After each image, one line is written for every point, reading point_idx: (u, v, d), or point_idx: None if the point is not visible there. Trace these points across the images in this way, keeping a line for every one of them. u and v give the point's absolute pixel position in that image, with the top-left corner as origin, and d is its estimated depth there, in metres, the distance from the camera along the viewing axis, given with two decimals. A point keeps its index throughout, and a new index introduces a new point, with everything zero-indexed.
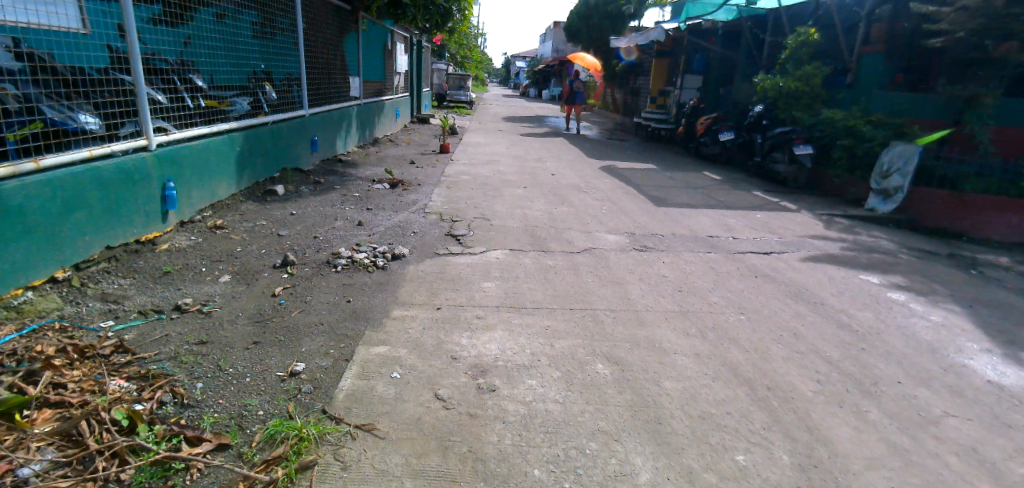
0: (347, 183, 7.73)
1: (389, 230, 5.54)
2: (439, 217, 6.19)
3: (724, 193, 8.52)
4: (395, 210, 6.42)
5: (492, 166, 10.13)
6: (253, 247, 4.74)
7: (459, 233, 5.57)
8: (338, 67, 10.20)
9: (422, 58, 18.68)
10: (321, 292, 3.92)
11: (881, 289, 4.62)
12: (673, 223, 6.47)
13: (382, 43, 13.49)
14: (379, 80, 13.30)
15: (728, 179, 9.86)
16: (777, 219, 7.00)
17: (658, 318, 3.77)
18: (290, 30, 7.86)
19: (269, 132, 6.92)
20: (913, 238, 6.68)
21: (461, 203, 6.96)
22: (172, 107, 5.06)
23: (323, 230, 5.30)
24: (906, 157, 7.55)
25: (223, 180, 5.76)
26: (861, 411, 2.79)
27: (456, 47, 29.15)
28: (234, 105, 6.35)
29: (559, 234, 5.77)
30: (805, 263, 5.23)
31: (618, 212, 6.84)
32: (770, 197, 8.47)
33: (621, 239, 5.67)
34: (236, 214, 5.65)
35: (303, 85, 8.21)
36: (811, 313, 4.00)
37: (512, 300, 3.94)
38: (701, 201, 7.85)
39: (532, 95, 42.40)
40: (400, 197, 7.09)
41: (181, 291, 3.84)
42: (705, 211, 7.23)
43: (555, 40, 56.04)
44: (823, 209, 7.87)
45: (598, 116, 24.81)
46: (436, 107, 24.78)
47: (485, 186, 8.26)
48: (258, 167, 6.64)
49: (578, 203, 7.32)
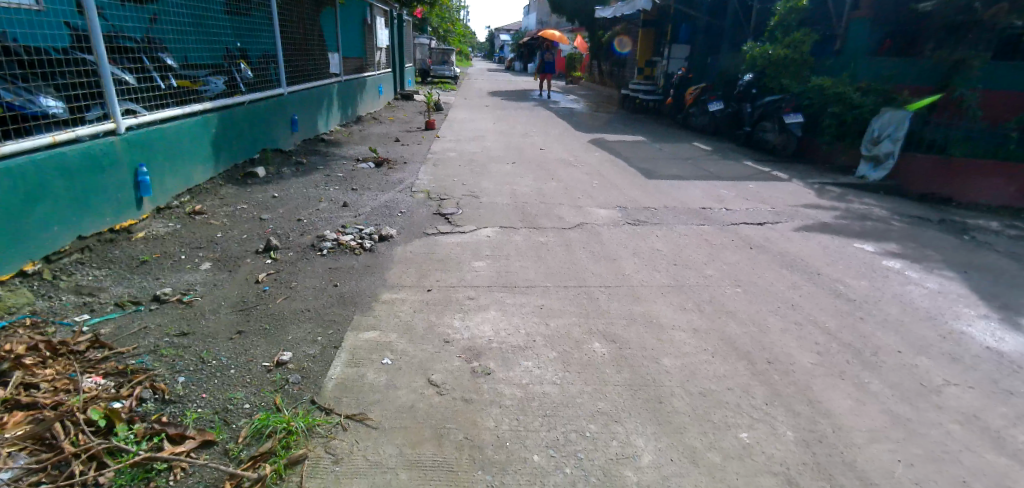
0: (330, 162, 7.53)
1: (376, 211, 5.41)
2: (426, 196, 6.05)
3: (714, 164, 8.45)
4: (381, 189, 6.26)
5: (479, 141, 9.95)
6: (234, 232, 4.57)
7: (447, 212, 5.45)
8: (316, 44, 9.92)
9: (403, 33, 18.24)
10: (308, 277, 3.78)
11: (876, 257, 4.59)
12: (664, 195, 6.39)
13: (361, 17, 13.11)
14: (358, 56, 12.95)
15: (718, 149, 9.77)
16: (768, 189, 6.93)
17: (653, 293, 3.70)
18: (263, 7, 7.57)
19: (245, 112, 6.69)
20: (904, 204, 6.67)
21: (448, 181, 6.81)
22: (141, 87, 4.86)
23: (307, 212, 5.14)
24: (894, 124, 7.70)
25: (200, 163, 5.56)
26: (862, 382, 2.74)
27: (437, 20, 28.48)
28: (207, 85, 6.16)
29: (550, 209, 5.67)
30: (797, 234, 5.19)
31: (609, 186, 6.74)
32: (760, 167, 8.39)
33: (613, 214, 5.57)
34: (216, 198, 5.45)
35: (279, 63, 7.94)
36: (807, 283, 3.97)
37: (504, 279, 3.83)
38: (691, 172, 7.76)
39: (518, 69, 41.70)
40: (386, 176, 6.91)
41: (161, 282, 3.68)
42: (696, 182, 7.15)
43: (539, 11, 55.06)
44: (813, 178, 7.84)
45: (585, 88, 24.47)
46: (419, 83, 24.26)
47: (473, 162, 8.11)
48: (235, 148, 6.40)
49: (568, 177, 7.19)
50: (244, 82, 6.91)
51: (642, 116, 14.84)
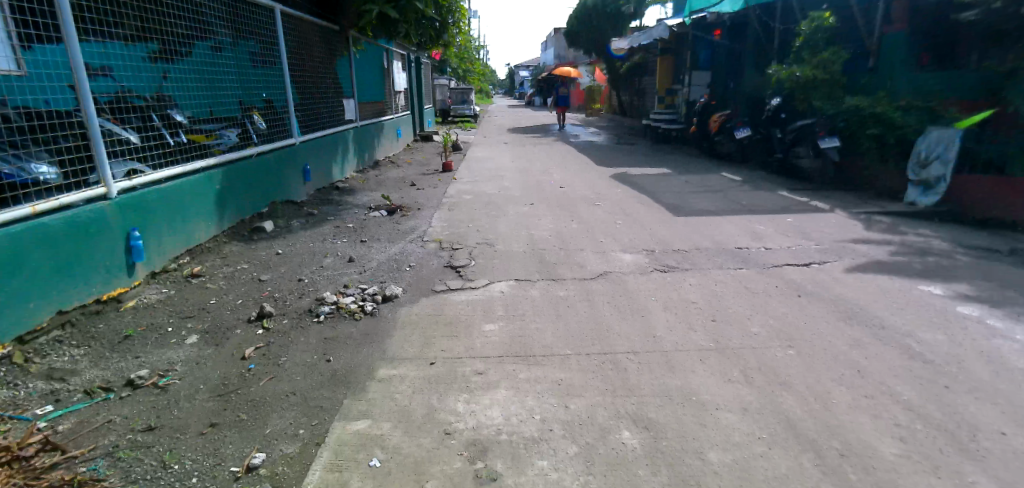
0: (341, 212, 7.28)
1: (383, 265, 5.07)
2: (438, 246, 5.71)
3: (747, 196, 7.93)
4: (391, 240, 5.94)
5: (497, 181, 9.64)
6: (229, 297, 4.21)
7: (458, 264, 5.07)
8: (331, 91, 9.86)
9: (421, 74, 18.29)
10: (299, 349, 3.39)
11: (948, 303, 4.10)
12: (695, 234, 5.91)
13: (377, 61, 13.13)
14: (376, 100, 12.91)
15: (750, 179, 9.25)
16: (809, 222, 6.40)
17: (691, 360, 3.22)
18: (273, 57, 7.46)
19: (254, 164, 6.47)
20: (964, 233, 6.05)
21: (462, 227, 6.47)
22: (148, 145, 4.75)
23: (309, 270, 4.80)
24: (944, 144, 7.10)
25: (202, 221, 5.30)
26: (964, 482, 2.23)
27: (456, 60, 28.79)
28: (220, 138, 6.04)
29: (571, 256, 5.24)
30: (850, 276, 4.64)
31: (634, 226, 6.28)
32: (798, 197, 7.84)
33: (639, 259, 5.10)
34: (217, 257, 5.16)
35: (291, 112, 7.79)
36: (872, 341, 3.50)
37: (517, 347, 3.37)
38: (723, 206, 7.26)
39: (538, 103, 41.82)
40: (398, 225, 6.61)
41: (139, 361, 3.31)
42: (729, 217, 6.65)
43: (557, 46, 55.67)
44: (858, 207, 7.26)
45: (605, 120, 24.22)
46: (439, 123, 24.35)
47: (489, 205, 7.77)
48: (242, 202, 6.16)
49: (590, 218, 6.76)
50: (256, 133, 6.76)
51: (666, 146, 14.41)
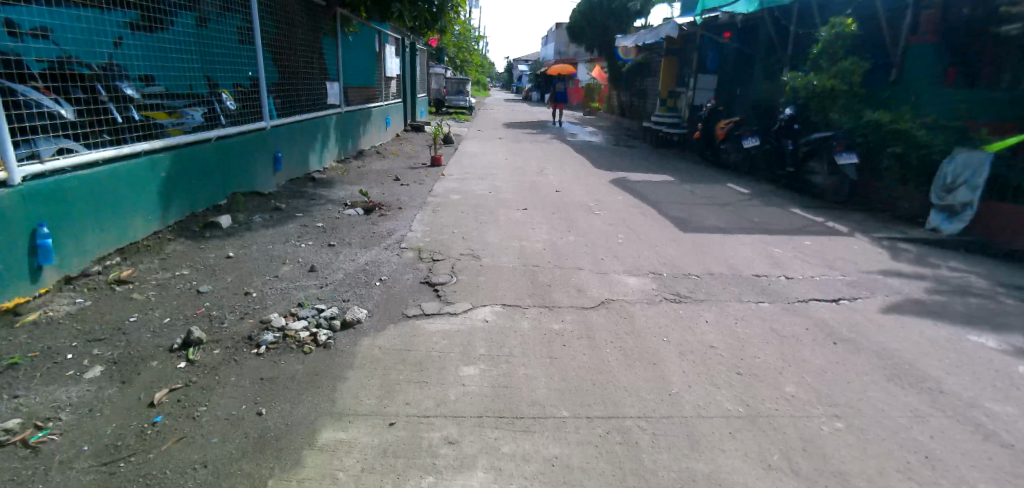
0: (312, 208, 6.55)
1: (349, 278, 4.37)
2: (416, 255, 5.02)
3: (758, 213, 7.32)
4: (364, 245, 5.23)
5: (488, 180, 8.95)
6: (155, 315, 3.49)
7: (437, 280, 4.38)
8: (314, 73, 9.11)
9: (416, 62, 17.52)
10: (225, 396, 2.68)
11: (1006, 359, 3.48)
12: (707, 256, 5.28)
13: (369, 45, 12.36)
14: (366, 85, 12.16)
15: (758, 193, 8.65)
16: (830, 247, 5.80)
17: (719, 434, 2.57)
18: (245, 31, 6.65)
19: (212, 150, 5.69)
20: (1000, 268, 5.46)
21: (446, 233, 5.77)
22: (85, 119, 4.12)
23: (260, 283, 4.09)
24: (972, 167, 6.53)
25: (140, 215, 4.55)
26: None
27: (455, 49, 27.94)
28: (183, 116, 5.42)
29: (568, 276, 4.58)
30: (886, 318, 4.01)
31: (638, 243, 5.64)
32: (812, 217, 7.25)
33: (646, 285, 4.44)
34: (155, 260, 4.42)
35: (263, 94, 6.99)
36: (932, 411, 2.85)
37: (502, 404, 2.71)
38: (733, 223, 6.65)
39: (535, 99, 40.97)
40: (373, 226, 5.91)
41: (15, 404, 2.58)
42: (741, 238, 6.03)
43: (558, 42, 54.80)
44: (878, 231, 6.67)
45: (604, 120, 23.52)
46: (433, 113, 23.55)
47: (478, 208, 7.08)
48: (194, 193, 5.38)
49: (589, 229, 6.11)
50: (225, 113, 6.10)
51: (667, 151, 13.79)
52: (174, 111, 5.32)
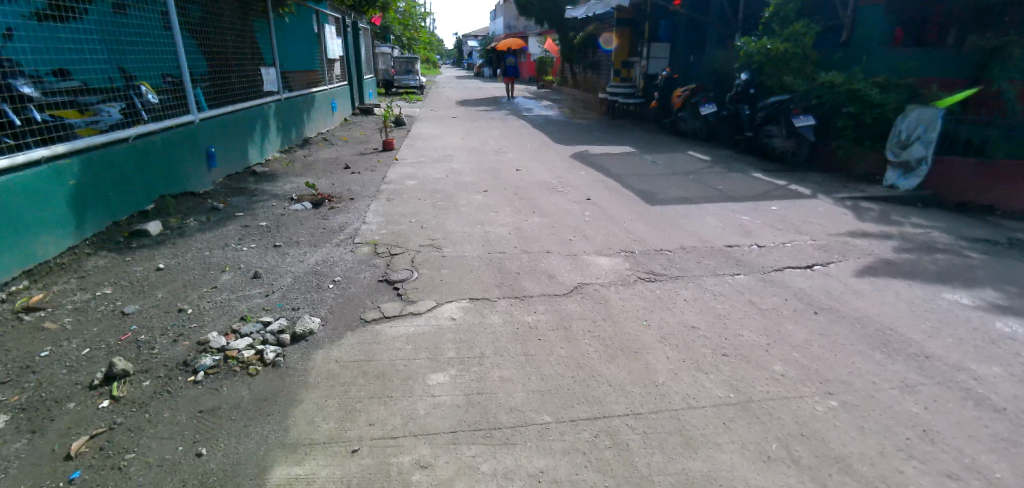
0: (254, 205, 6.10)
1: (299, 283, 4.04)
2: (373, 251, 4.69)
3: (720, 180, 7.24)
4: (314, 244, 4.88)
5: (444, 163, 8.59)
6: (71, 347, 3.18)
7: (397, 277, 4.07)
8: (246, 59, 8.50)
9: (360, 42, 16.79)
10: (154, 438, 2.44)
11: (982, 316, 3.43)
12: (677, 229, 5.13)
13: (308, 27, 11.68)
14: (306, 70, 11.52)
15: (717, 159, 8.59)
16: (795, 212, 5.74)
17: (712, 427, 2.37)
18: (158, 15, 6.09)
19: (131, 151, 5.22)
20: (958, 222, 5.53)
21: (404, 224, 5.44)
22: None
23: (195, 296, 3.77)
24: (924, 124, 6.61)
25: (50, 233, 4.16)
26: None
27: (400, 27, 26.99)
28: (99, 113, 5.04)
29: (536, 261, 4.34)
30: (861, 282, 3.91)
31: (605, 220, 5.45)
32: (773, 181, 7.21)
33: (619, 265, 4.25)
34: (73, 279, 4.06)
35: (187, 84, 6.46)
36: (922, 379, 2.73)
37: (476, 415, 2.48)
38: (697, 192, 6.53)
39: (487, 76, 40.20)
40: (323, 222, 5.53)
41: None
42: (708, 208, 5.91)
43: (505, 16, 53.80)
44: (839, 191, 6.68)
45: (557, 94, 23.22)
46: (382, 95, 22.71)
47: (436, 193, 6.74)
48: (115, 199, 4.92)
49: (553, 209, 5.88)
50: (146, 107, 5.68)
51: (623, 121, 13.65)
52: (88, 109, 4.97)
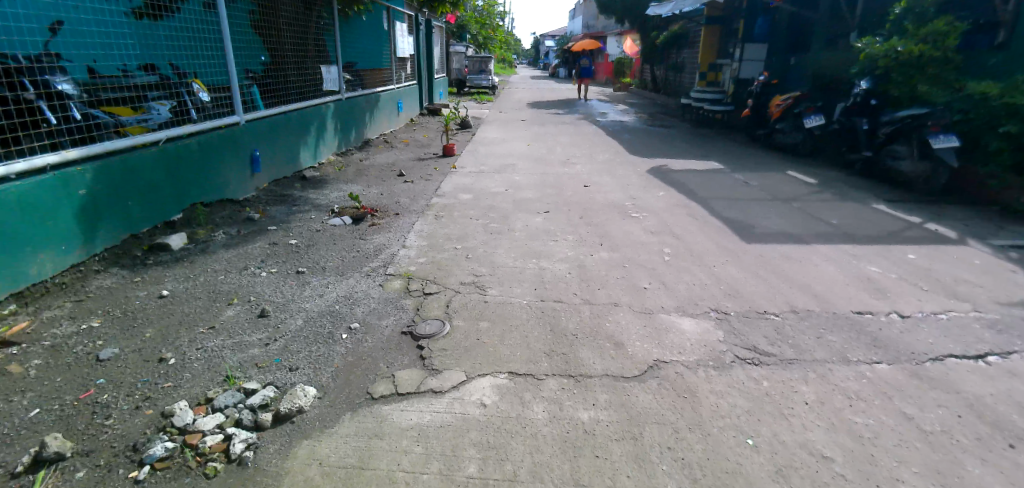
0: (291, 219, 5.57)
1: (309, 327, 3.35)
2: (404, 286, 3.96)
3: (833, 211, 6.03)
4: (341, 273, 4.22)
5: (506, 174, 7.84)
6: (22, 404, 2.58)
7: (421, 329, 3.29)
8: (308, 58, 8.10)
9: (432, 40, 16.32)
10: None
11: None
12: (783, 281, 4.09)
13: (376, 23, 11.25)
14: (373, 67, 11.10)
15: (827, 183, 7.31)
16: (940, 264, 4.55)
17: None
18: (207, 9, 5.63)
19: (159, 156, 4.75)
20: None
21: (448, 251, 4.71)
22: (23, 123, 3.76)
23: (185, 340, 3.12)
24: None
25: (49, 249, 3.70)
26: None
27: (476, 25, 26.54)
28: (149, 111, 5.01)
29: (600, 319, 3.46)
30: None
31: (690, 260, 4.47)
32: (902, 215, 5.94)
33: (708, 334, 3.31)
34: (67, 304, 3.54)
35: (233, 83, 6.00)
36: None
37: None
38: (805, 228, 5.40)
39: (561, 76, 39.13)
40: (358, 244, 4.91)
41: None
42: (821, 250, 4.80)
43: (585, 16, 52.55)
44: (994, 235, 5.35)
45: (634, 97, 21.97)
46: (453, 94, 22.27)
47: (491, 211, 5.97)
48: (134, 209, 4.46)
49: (626, 239, 4.97)
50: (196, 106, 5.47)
51: (708, 131, 12.38)
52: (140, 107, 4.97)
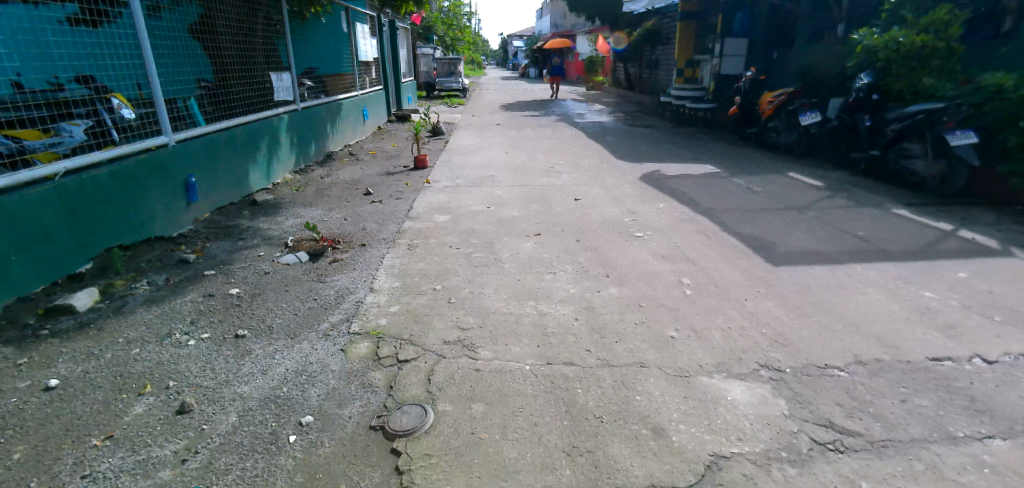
0: (234, 259, 4.72)
1: (244, 423, 2.62)
2: (373, 353, 3.18)
3: (854, 220, 5.40)
4: (294, 336, 3.43)
5: (486, 188, 7.05)
6: None
7: (395, 420, 2.56)
8: (256, 65, 7.19)
9: (398, 42, 15.41)
10: None
11: None
12: (832, 319, 3.38)
13: (336, 25, 10.33)
14: (335, 72, 10.19)
15: (834, 186, 6.71)
16: (998, 284, 3.91)
17: None
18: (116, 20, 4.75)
19: (54, 200, 3.93)
20: None
21: (424, 295, 3.91)
22: None
23: (68, 461, 2.40)
24: None
25: None
26: None
27: (444, 27, 25.77)
28: (61, 133, 4.31)
29: (627, 391, 2.69)
30: None
31: (715, 294, 3.75)
32: (929, 222, 5.34)
33: (771, 407, 2.56)
34: None
35: (159, 98, 5.10)
36: None
37: None
38: (831, 244, 4.74)
39: (532, 76, 38.45)
40: (315, 291, 4.08)
41: None
42: (859, 272, 4.12)
43: (554, 14, 52.02)
44: None
45: (610, 95, 21.38)
46: (423, 98, 21.42)
47: (473, 235, 5.19)
48: (17, 266, 3.69)
49: (634, 268, 4.23)
50: (118, 126, 4.76)
51: (693, 130, 11.79)
52: (50, 128, 4.27)
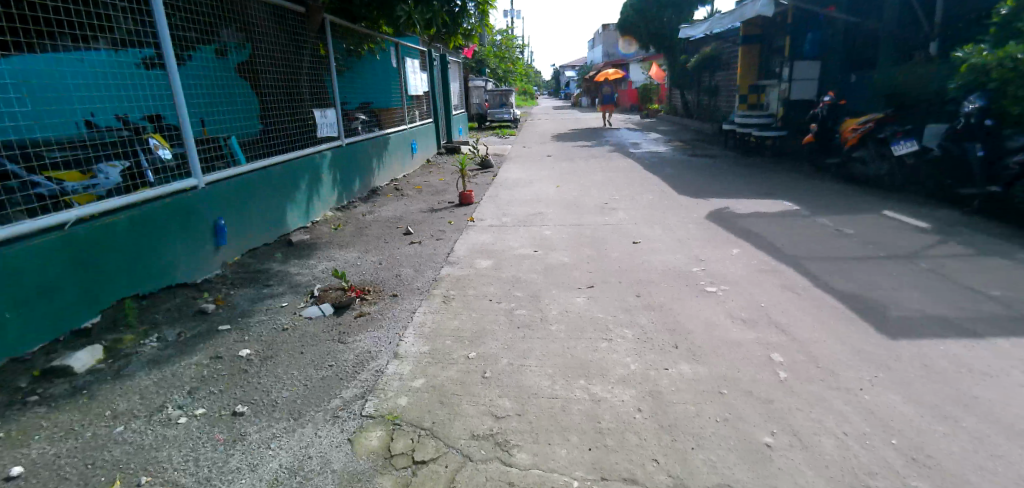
0: (255, 310, 4.30)
1: None
2: (383, 450, 2.58)
3: (979, 275, 4.45)
4: (297, 418, 2.89)
5: (534, 227, 6.47)
6: None
7: None
8: (301, 100, 6.95)
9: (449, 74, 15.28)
10: None
11: None
12: (985, 423, 2.55)
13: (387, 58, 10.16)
14: (385, 105, 9.97)
15: (944, 230, 5.72)
16: None
17: None
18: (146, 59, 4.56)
19: (62, 253, 3.57)
20: None
21: (456, 365, 3.31)
22: None
23: None
24: None
25: None
26: None
27: (497, 59, 25.83)
28: (99, 175, 4.13)
29: None
30: None
31: (818, 378, 2.97)
32: None
33: None
34: None
35: (188, 133, 4.74)
36: None
37: None
38: (956, 307, 3.85)
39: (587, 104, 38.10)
40: (332, 355, 3.55)
41: None
42: (1006, 349, 3.23)
43: (609, 43, 51.80)
44: None
45: (668, 123, 20.57)
46: (476, 129, 21.33)
47: (517, 286, 4.59)
48: (11, 326, 3.28)
49: (709, 336, 3.50)
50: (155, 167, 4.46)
51: (763, 161, 10.86)
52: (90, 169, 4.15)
